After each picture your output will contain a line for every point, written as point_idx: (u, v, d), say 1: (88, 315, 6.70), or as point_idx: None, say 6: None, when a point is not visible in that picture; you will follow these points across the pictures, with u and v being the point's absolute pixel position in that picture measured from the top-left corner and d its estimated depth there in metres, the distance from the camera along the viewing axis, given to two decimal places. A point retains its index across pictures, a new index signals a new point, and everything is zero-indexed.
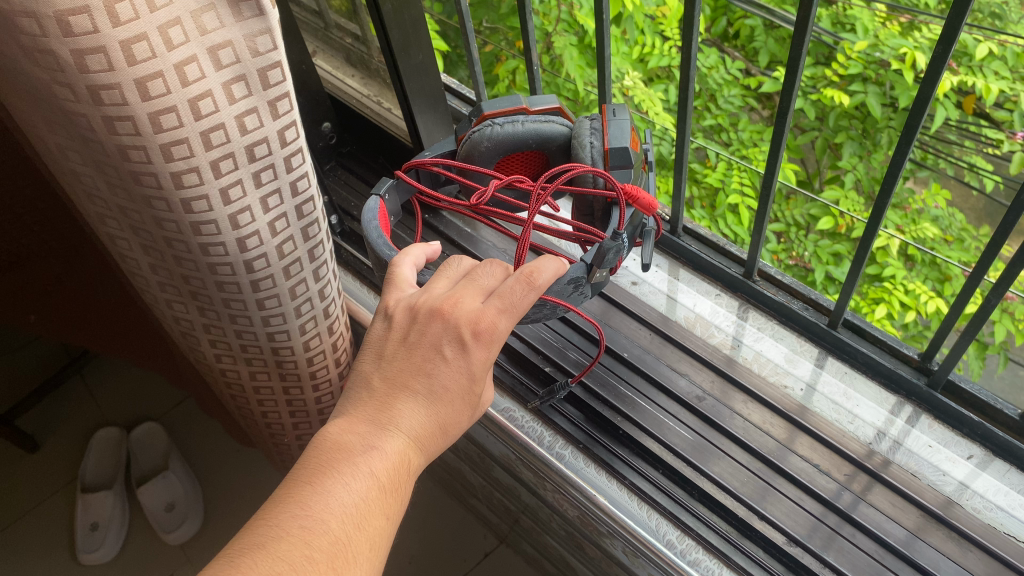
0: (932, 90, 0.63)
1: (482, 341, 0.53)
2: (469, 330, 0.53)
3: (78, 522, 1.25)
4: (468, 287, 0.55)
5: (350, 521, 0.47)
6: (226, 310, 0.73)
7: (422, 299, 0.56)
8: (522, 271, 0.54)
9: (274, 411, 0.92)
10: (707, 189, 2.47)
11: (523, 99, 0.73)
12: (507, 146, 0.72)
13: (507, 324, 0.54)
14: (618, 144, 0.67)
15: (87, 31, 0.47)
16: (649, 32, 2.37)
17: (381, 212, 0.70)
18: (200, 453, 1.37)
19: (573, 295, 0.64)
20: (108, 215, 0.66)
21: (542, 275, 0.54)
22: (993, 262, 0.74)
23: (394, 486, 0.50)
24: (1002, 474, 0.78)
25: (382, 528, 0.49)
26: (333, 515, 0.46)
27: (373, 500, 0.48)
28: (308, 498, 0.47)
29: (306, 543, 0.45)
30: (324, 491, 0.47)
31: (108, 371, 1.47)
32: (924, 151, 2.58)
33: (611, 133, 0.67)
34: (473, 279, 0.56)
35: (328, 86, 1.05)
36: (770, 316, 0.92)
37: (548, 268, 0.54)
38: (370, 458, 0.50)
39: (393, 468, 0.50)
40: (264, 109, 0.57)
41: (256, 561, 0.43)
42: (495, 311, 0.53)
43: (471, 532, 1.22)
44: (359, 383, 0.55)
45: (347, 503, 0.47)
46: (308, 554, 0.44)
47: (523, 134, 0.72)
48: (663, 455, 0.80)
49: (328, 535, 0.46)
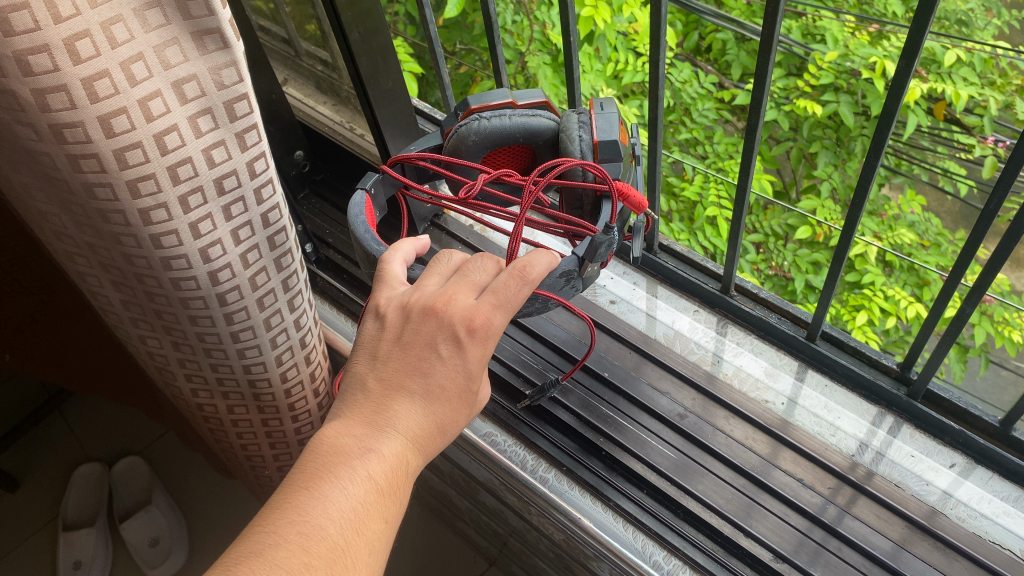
0: (900, 102, 0.62)
1: (477, 338, 0.52)
2: (463, 327, 0.52)
3: (60, 561, 1.23)
4: (460, 283, 0.54)
5: (349, 526, 0.46)
6: (201, 344, 0.72)
7: (416, 298, 0.55)
8: (516, 264, 0.52)
9: (253, 444, 0.91)
10: (685, 202, 2.52)
11: (510, 93, 0.72)
12: (493, 141, 0.72)
13: (502, 320, 0.52)
14: (607, 137, 0.66)
15: (47, 70, 0.46)
16: (621, 49, 2.39)
17: (367, 206, 0.70)
18: (180, 488, 1.35)
19: (564, 289, 0.64)
20: (77, 253, 0.65)
21: (535, 269, 0.52)
22: (968, 265, 0.73)
23: (392, 488, 0.49)
24: (984, 482, 0.78)
25: (381, 532, 0.48)
26: (332, 520, 0.45)
27: (371, 504, 0.47)
28: (306, 505, 0.46)
29: (303, 549, 0.44)
30: (321, 496, 0.46)
31: (86, 408, 1.45)
32: (899, 158, 2.68)
33: (599, 125, 0.67)
34: (465, 274, 0.55)
35: (299, 115, 1.04)
36: (748, 330, 0.92)
37: (542, 262, 0.53)
38: (367, 462, 0.48)
39: (391, 471, 0.49)
40: (232, 141, 0.57)
41: (254, 569, 0.42)
42: (490, 307, 0.52)
43: (460, 555, 1.21)
44: (353, 386, 0.54)
45: (345, 508, 0.46)
46: (306, 561, 0.43)
47: (511, 127, 0.71)
48: (646, 475, 0.80)
49: (327, 541, 0.44)
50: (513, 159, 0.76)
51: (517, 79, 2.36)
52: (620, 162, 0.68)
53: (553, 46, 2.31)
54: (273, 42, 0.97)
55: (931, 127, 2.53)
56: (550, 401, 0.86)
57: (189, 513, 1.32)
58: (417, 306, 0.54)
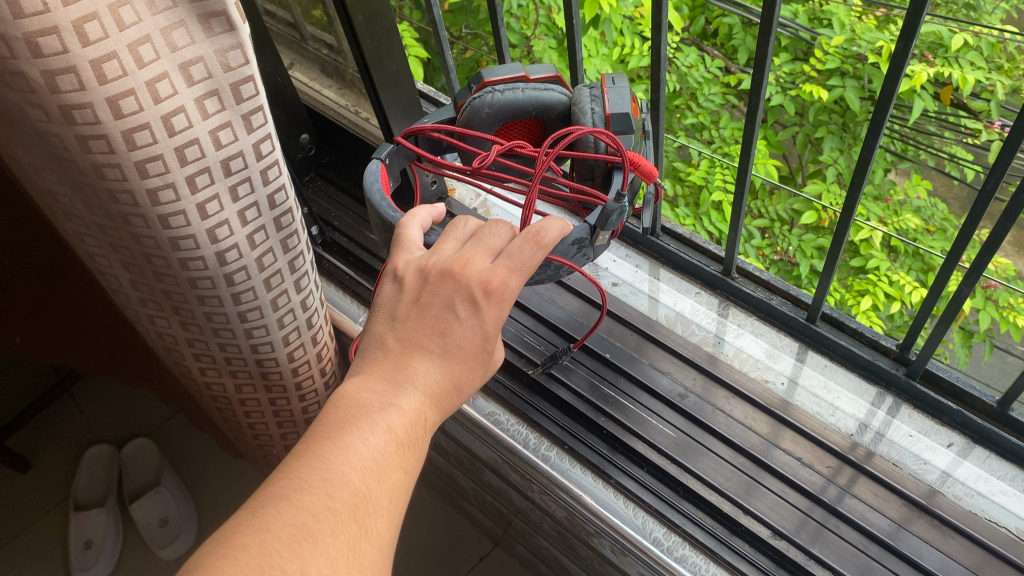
0: (898, 83, 0.63)
1: (493, 299, 0.52)
2: (480, 289, 0.52)
3: (71, 541, 1.24)
4: (477, 247, 0.55)
5: (370, 474, 0.47)
6: (210, 324, 0.73)
7: (433, 262, 0.55)
8: (530, 230, 0.53)
9: (261, 423, 0.92)
10: (691, 187, 2.53)
11: (523, 67, 0.73)
12: (507, 113, 0.73)
13: (517, 283, 0.53)
14: (619, 110, 0.67)
15: (56, 52, 0.47)
16: (627, 33, 2.38)
17: (382, 175, 0.70)
18: (189, 468, 1.37)
19: (576, 258, 0.64)
20: (87, 233, 0.66)
21: (549, 234, 0.53)
22: (967, 245, 0.73)
23: (410, 440, 0.50)
24: (982, 461, 0.78)
25: (401, 482, 0.49)
26: (354, 468, 0.46)
27: (391, 455, 0.48)
28: (329, 453, 0.47)
29: (327, 494, 0.45)
30: (343, 446, 0.47)
31: (96, 390, 1.47)
32: (905, 143, 2.65)
33: (611, 99, 0.68)
34: (480, 239, 0.55)
35: (305, 98, 1.04)
36: (749, 312, 0.93)
37: (555, 228, 0.53)
38: (387, 415, 0.49)
39: (410, 425, 0.50)
40: (238, 123, 0.58)
41: (280, 511, 0.44)
42: (506, 270, 0.53)
43: (466, 536, 1.23)
44: (373, 345, 0.55)
45: (366, 457, 0.47)
46: (330, 506, 0.44)
47: (524, 100, 0.72)
48: (647, 454, 0.81)
49: (351, 486, 0.46)
50: (524, 133, 0.76)
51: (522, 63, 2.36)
52: (632, 134, 0.68)
53: (558, 30, 2.31)
54: (279, 25, 0.97)
55: (938, 112, 2.52)
56: (552, 381, 0.87)
57: (197, 494, 1.34)
58: (432, 270, 0.54)
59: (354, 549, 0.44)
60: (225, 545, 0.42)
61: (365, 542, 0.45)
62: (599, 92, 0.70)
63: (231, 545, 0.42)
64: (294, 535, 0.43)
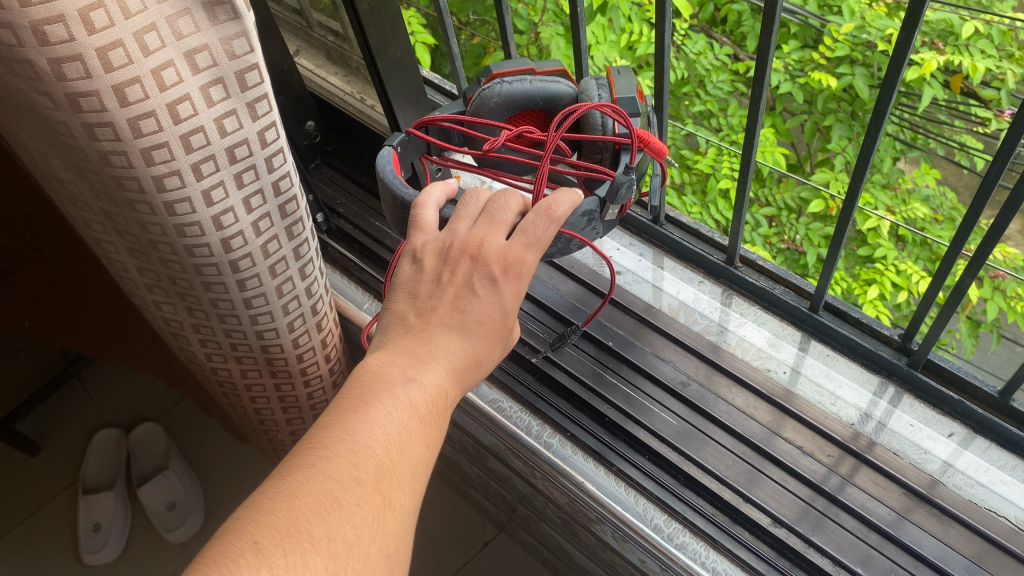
0: (900, 73, 0.63)
1: (512, 276, 0.53)
2: (499, 267, 0.53)
3: (80, 525, 1.26)
4: (489, 224, 0.55)
5: (394, 447, 0.47)
6: (215, 310, 0.74)
7: (449, 242, 0.56)
8: (542, 204, 0.54)
9: (266, 408, 0.93)
10: (698, 174, 2.52)
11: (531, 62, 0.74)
12: (516, 104, 0.72)
13: (534, 259, 0.54)
14: (626, 94, 0.68)
15: (62, 40, 0.47)
16: (635, 20, 2.37)
17: (395, 159, 0.70)
18: (197, 453, 1.38)
19: (586, 230, 0.64)
20: (94, 219, 0.67)
21: (560, 207, 0.54)
22: (969, 235, 0.73)
23: (433, 416, 0.51)
24: (982, 451, 0.79)
25: (423, 455, 0.49)
26: (378, 441, 0.47)
27: (413, 430, 0.49)
28: (355, 424, 0.47)
29: (353, 465, 0.45)
30: (367, 419, 0.48)
31: (104, 375, 1.48)
32: (914, 132, 2.64)
33: (618, 87, 0.68)
34: (492, 214, 0.56)
35: (310, 85, 1.04)
36: (752, 301, 0.93)
37: (566, 203, 0.54)
38: (410, 390, 0.49)
39: (433, 401, 0.50)
40: (243, 111, 0.58)
41: (306, 479, 0.44)
42: (522, 246, 0.53)
43: (470, 522, 1.24)
44: (378, 330, 0.55)
45: (390, 431, 0.48)
46: (356, 476, 0.45)
47: (530, 90, 0.72)
48: (649, 442, 0.81)
49: (377, 458, 0.46)
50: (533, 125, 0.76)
51: (530, 50, 2.36)
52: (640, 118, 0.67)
53: (566, 17, 2.31)
54: (285, 12, 0.97)
55: (948, 101, 2.50)
56: (552, 368, 0.88)
57: (204, 478, 1.35)
58: (448, 250, 0.55)
59: (378, 519, 0.45)
60: (254, 510, 0.43)
61: (388, 513, 0.46)
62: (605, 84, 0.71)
63: (261, 511, 0.43)
64: (321, 503, 0.44)
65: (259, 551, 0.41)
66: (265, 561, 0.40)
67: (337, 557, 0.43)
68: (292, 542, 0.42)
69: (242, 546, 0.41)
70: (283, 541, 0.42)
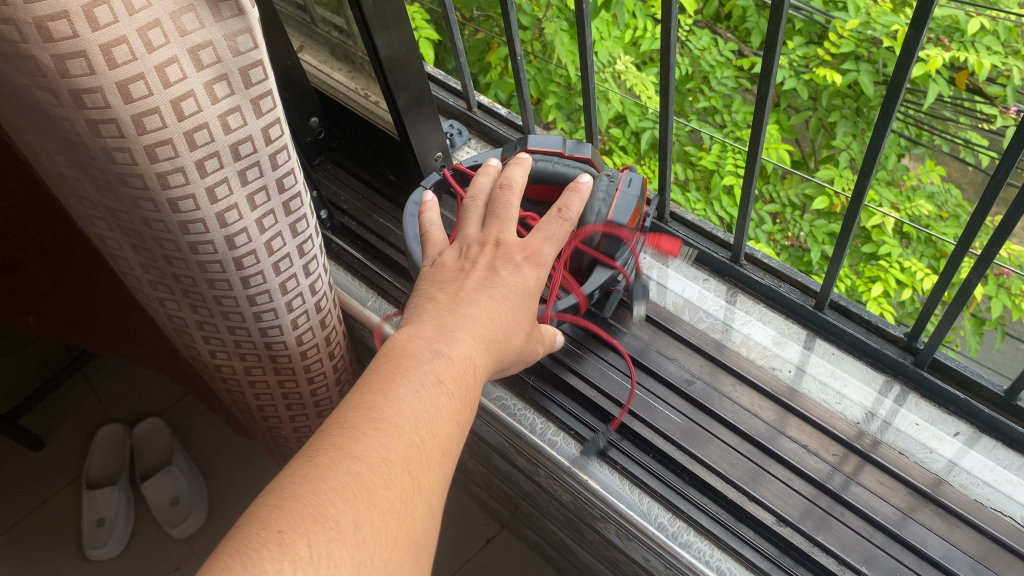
0: (909, 71, 0.63)
1: (531, 261, 0.61)
2: (521, 255, 0.61)
3: (84, 520, 1.26)
4: (500, 223, 0.63)
5: (424, 427, 0.47)
6: (219, 307, 0.73)
7: (473, 242, 0.63)
8: (555, 207, 0.64)
9: (270, 405, 0.93)
10: (702, 171, 2.51)
11: (563, 144, 0.80)
12: (535, 179, 0.79)
13: (551, 250, 0.62)
14: (620, 217, 0.73)
15: (66, 36, 0.47)
16: (640, 15, 2.37)
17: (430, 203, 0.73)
18: (201, 448, 1.38)
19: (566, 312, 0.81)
20: (98, 216, 0.67)
21: (572, 208, 0.64)
22: (977, 234, 0.73)
23: (462, 394, 0.51)
24: (988, 450, 0.78)
25: (453, 433, 0.49)
26: (407, 420, 0.47)
27: (444, 405, 0.49)
28: (383, 406, 0.47)
29: (382, 445, 0.45)
30: (395, 398, 0.48)
31: (108, 370, 1.48)
32: (919, 128, 2.65)
33: (617, 205, 0.74)
34: (499, 215, 0.64)
35: (314, 81, 1.03)
36: (758, 299, 0.93)
37: (575, 203, 0.65)
38: (438, 366, 0.50)
39: (459, 380, 0.51)
40: (247, 108, 0.58)
41: (334, 462, 0.43)
42: (540, 240, 0.62)
43: (473, 518, 1.24)
44: None
45: (418, 410, 0.48)
46: (385, 456, 0.45)
47: (546, 171, 0.79)
48: (654, 440, 0.81)
49: (405, 438, 0.46)
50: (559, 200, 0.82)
51: (534, 45, 2.36)
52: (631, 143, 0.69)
53: (570, 12, 2.30)
54: (289, 7, 0.97)
55: (954, 97, 2.49)
56: (563, 368, 0.87)
57: (208, 473, 1.35)
58: (471, 248, 0.62)
59: (407, 502, 0.44)
60: (278, 498, 0.42)
61: (417, 496, 0.45)
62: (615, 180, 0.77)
63: (285, 499, 0.41)
64: (349, 487, 0.42)
65: (283, 541, 0.39)
66: (289, 552, 0.39)
67: (365, 544, 0.41)
68: (317, 530, 0.40)
69: (266, 536, 0.40)
70: (308, 530, 0.40)
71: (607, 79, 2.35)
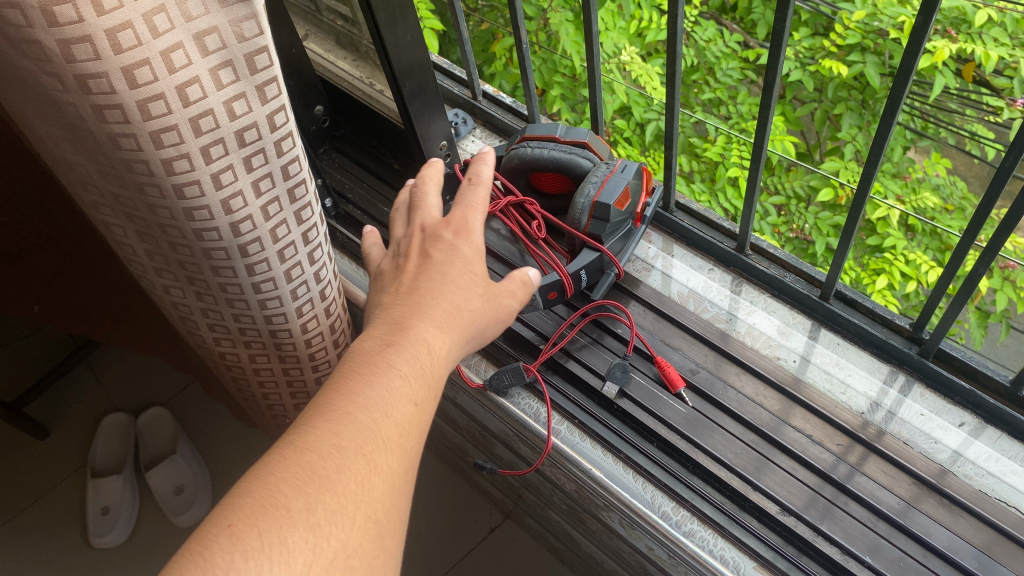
0: (917, 59, 0.63)
1: (462, 232, 0.62)
2: (451, 231, 0.62)
3: (89, 507, 1.26)
4: (422, 213, 0.66)
5: (378, 411, 0.48)
6: (224, 294, 0.73)
7: (402, 239, 0.65)
8: (467, 178, 0.66)
9: (274, 393, 0.93)
10: (707, 163, 2.50)
11: (560, 131, 0.86)
12: (533, 165, 0.85)
13: (475, 216, 0.63)
14: (604, 199, 0.79)
15: (71, 21, 0.47)
16: (645, 6, 2.36)
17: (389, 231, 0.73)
18: (206, 437, 1.38)
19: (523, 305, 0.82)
20: (103, 203, 0.67)
21: (483, 172, 0.66)
22: (983, 225, 0.72)
23: (420, 375, 0.51)
24: (993, 441, 0.78)
25: (412, 414, 0.49)
26: (359, 408, 0.47)
27: (398, 389, 0.49)
28: (334, 399, 0.48)
29: (332, 434, 0.46)
30: (347, 392, 0.48)
31: (113, 359, 1.49)
32: (925, 122, 2.63)
33: (606, 188, 0.80)
34: (420, 207, 0.67)
35: (319, 70, 1.03)
36: (763, 289, 0.93)
37: (484, 169, 0.67)
38: (387, 354, 0.51)
39: (413, 362, 0.51)
40: (252, 94, 0.58)
41: (284, 456, 0.45)
42: (461, 212, 0.63)
43: (477, 507, 1.24)
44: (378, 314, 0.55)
45: (371, 395, 0.48)
46: (335, 443, 0.45)
47: (542, 155, 0.84)
48: (657, 429, 0.81)
49: (356, 423, 0.47)
50: (559, 185, 0.87)
51: (540, 36, 2.37)
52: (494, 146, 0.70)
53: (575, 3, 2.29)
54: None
55: (960, 89, 2.48)
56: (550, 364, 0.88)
57: (212, 462, 1.36)
58: (401, 245, 0.64)
59: (363, 483, 0.45)
60: (232, 497, 0.43)
61: (374, 476, 0.46)
62: (603, 172, 0.82)
63: (238, 496, 0.43)
64: (299, 476, 0.44)
65: (233, 534, 0.41)
66: (240, 543, 0.40)
67: (319, 528, 0.42)
68: (267, 519, 0.42)
69: (217, 531, 0.41)
70: (258, 520, 0.41)
71: (612, 70, 2.34)
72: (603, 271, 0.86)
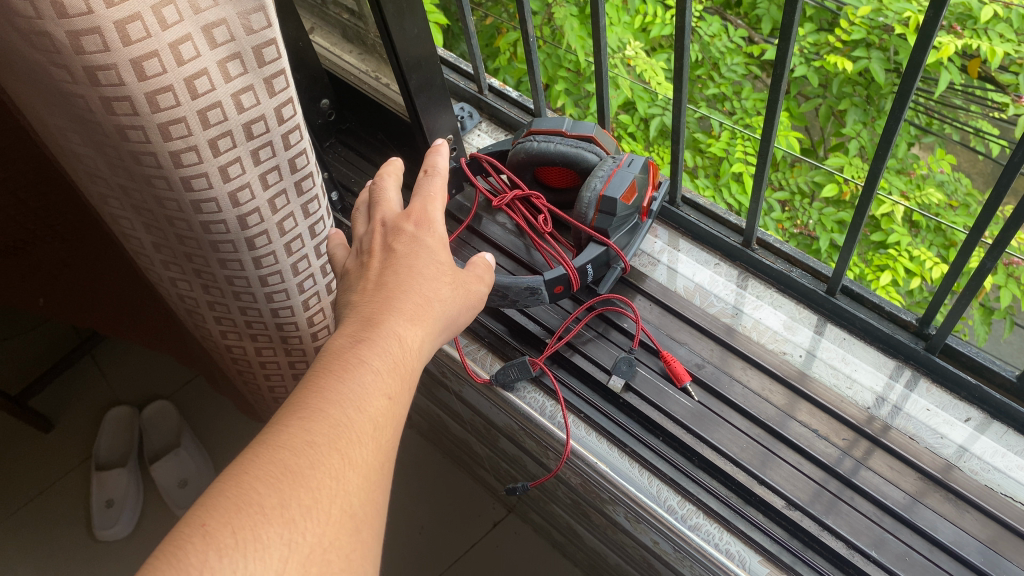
0: (926, 53, 0.64)
1: (424, 224, 0.61)
2: (413, 223, 0.61)
3: (93, 500, 1.27)
4: (384, 208, 0.65)
5: (351, 406, 0.47)
6: (231, 287, 0.74)
7: (364, 236, 0.63)
8: (424, 170, 0.66)
9: (280, 385, 0.93)
10: (711, 158, 2.50)
11: (566, 125, 0.86)
12: (540, 159, 0.85)
13: (435, 206, 0.63)
14: (611, 193, 0.79)
15: (81, 12, 0.47)
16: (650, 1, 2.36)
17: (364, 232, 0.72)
18: (210, 431, 1.39)
19: (529, 299, 0.82)
20: (110, 195, 0.67)
21: (438, 162, 0.66)
22: (991, 221, 0.72)
23: (393, 368, 0.50)
24: (999, 436, 0.78)
25: (387, 408, 0.48)
26: (332, 403, 0.46)
27: (371, 382, 0.48)
28: (306, 397, 0.47)
29: (304, 430, 0.45)
30: (319, 389, 0.47)
31: (118, 352, 1.49)
32: (930, 117, 2.63)
33: (612, 182, 0.80)
34: (380, 203, 0.66)
35: (325, 63, 1.03)
36: (769, 284, 0.93)
37: (440, 160, 0.66)
38: (359, 349, 0.50)
39: (385, 356, 0.50)
40: (260, 86, 0.57)
41: (257, 455, 0.44)
42: (420, 204, 0.63)
43: (480, 502, 1.24)
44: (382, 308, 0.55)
45: (343, 390, 0.47)
46: (308, 440, 0.45)
47: (548, 150, 0.84)
48: (663, 423, 0.81)
49: (328, 420, 0.46)
50: (565, 179, 0.87)
51: (544, 30, 2.37)
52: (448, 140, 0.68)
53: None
54: None
55: (965, 85, 2.47)
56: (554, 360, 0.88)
57: (216, 455, 1.36)
58: (362, 241, 0.63)
59: (337, 478, 0.44)
60: (205, 495, 0.42)
61: (349, 471, 0.45)
62: (609, 167, 0.82)
63: (212, 495, 0.42)
64: (273, 473, 0.43)
65: (206, 533, 0.40)
66: (213, 542, 0.40)
67: (294, 523, 0.42)
68: (241, 516, 0.41)
69: (190, 531, 0.40)
70: (232, 518, 0.41)
71: (616, 65, 2.34)
72: (610, 265, 0.86)
